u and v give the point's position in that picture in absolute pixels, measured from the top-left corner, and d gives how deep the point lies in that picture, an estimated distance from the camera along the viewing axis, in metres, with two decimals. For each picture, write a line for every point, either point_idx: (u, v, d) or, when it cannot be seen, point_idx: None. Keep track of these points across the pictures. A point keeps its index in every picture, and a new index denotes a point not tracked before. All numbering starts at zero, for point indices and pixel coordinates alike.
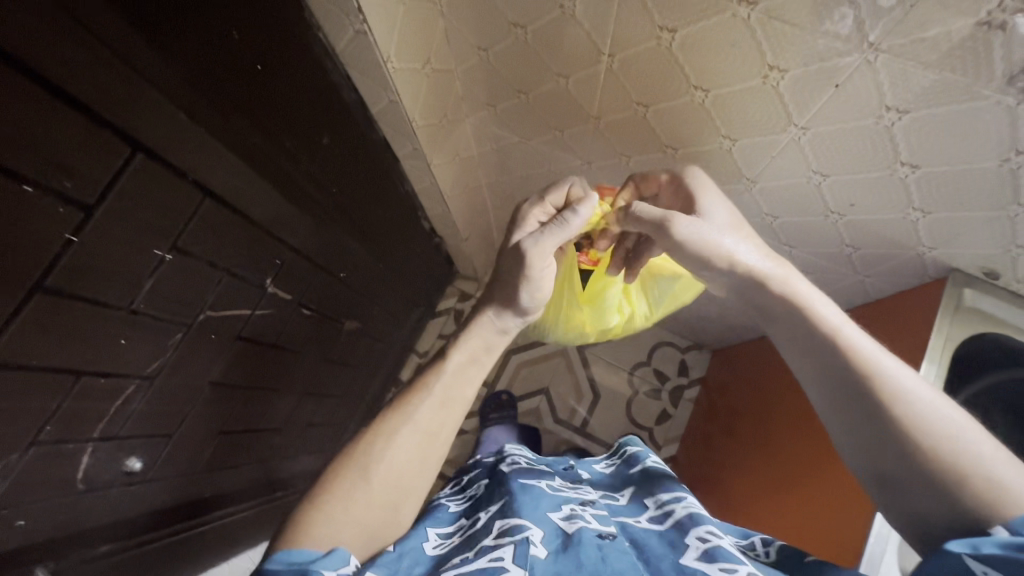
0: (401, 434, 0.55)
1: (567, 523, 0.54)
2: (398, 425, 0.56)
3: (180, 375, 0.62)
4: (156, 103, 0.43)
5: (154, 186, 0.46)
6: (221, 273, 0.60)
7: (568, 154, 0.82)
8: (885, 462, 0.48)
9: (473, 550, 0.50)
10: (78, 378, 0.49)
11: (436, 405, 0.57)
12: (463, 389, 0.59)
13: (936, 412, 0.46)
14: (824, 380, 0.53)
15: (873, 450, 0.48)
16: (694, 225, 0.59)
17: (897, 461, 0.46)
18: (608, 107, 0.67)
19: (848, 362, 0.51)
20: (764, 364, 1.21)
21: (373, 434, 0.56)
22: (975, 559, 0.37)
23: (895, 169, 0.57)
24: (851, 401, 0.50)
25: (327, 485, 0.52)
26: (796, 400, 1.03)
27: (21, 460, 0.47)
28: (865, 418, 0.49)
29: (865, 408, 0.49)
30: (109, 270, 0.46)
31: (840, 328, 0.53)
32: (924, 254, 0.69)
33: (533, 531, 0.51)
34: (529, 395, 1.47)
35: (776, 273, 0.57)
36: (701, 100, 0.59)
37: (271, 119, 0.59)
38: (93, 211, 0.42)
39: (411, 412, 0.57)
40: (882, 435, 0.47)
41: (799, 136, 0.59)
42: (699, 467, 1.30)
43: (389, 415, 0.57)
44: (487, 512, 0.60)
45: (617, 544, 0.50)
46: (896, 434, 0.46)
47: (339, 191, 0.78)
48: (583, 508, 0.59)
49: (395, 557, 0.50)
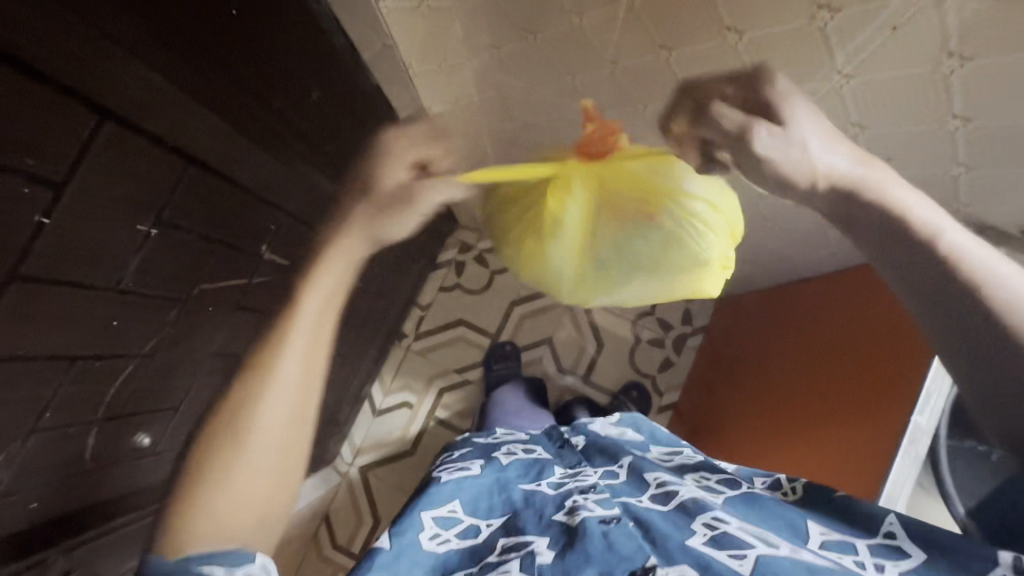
0: (265, 397, 0.53)
1: (571, 518, 0.55)
2: (280, 359, 0.53)
3: (181, 348, 0.59)
4: (122, 64, 0.38)
5: (133, 156, 0.42)
6: (214, 245, 0.56)
7: (576, 100, 0.75)
8: (969, 354, 0.45)
9: (478, 567, 0.52)
10: (72, 363, 0.46)
11: (312, 324, 0.54)
12: (323, 336, 0.56)
13: (997, 282, 0.44)
14: (896, 273, 0.47)
15: (963, 341, 0.45)
16: (775, 139, 0.46)
17: (982, 346, 0.44)
18: (627, 48, 0.61)
19: (932, 252, 0.45)
20: (755, 322, 1.23)
21: (240, 395, 0.53)
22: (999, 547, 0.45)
23: (946, 122, 0.52)
24: (947, 296, 0.45)
25: (237, 432, 0.52)
26: (820, 332, 1.02)
27: (22, 450, 0.46)
28: (954, 315, 0.45)
29: (979, 323, 0.44)
30: (90, 252, 0.42)
31: (937, 230, 0.46)
32: (960, 211, 0.65)
33: (538, 541, 0.53)
34: (532, 345, 1.46)
35: (879, 179, 0.46)
36: (735, 43, 0.53)
37: (254, 73, 0.53)
38: (64, 189, 0.38)
39: (302, 339, 0.54)
40: (967, 321, 0.44)
41: (841, 85, 0.53)
42: (703, 406, 1.32)
43: (276, 351, 0.53)
44: (487, 518, 0.60)
45: (621, 527, 0.52)
46: (988, 316, 0.43)
47: (333, 147, 0.72)
48: (585, 496, 0.59)
49: (391, 558, 0.53)
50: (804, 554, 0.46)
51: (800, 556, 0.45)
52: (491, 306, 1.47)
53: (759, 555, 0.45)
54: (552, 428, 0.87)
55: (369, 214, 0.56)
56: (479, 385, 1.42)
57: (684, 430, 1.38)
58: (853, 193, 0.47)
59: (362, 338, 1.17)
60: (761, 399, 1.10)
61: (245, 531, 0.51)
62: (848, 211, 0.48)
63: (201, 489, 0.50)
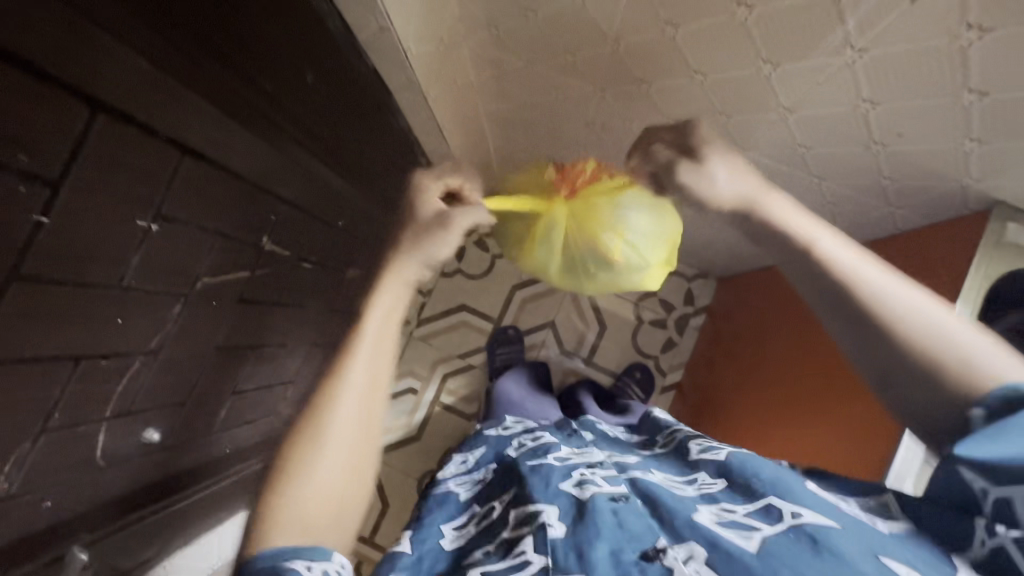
0: (342, 392, 0.52)
1: (580, 490, 0.55)
2: (354, 355, 0.53)
3: (186, 343, 0.59)
4: (115, 53, 0.37)
5: (127, 147, 0.41)
6: (213, 237, 0.55)
7: (577, 80, 0.73)
8: (864, 358, 0.48)
9: (493, 545, 0.51)
10: (78, 361, 0.46)
11: (382, 316, 0.55)
12: (390, 331, 0.55)
13: (882, 291, 0.46)
14: (798, 283, 0.51)
15: (855, 346, 0.48)
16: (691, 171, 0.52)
17: (862, 348, 0.48)
18: (631, 26, 0.59)
19: (822, 264, 0.49)
20: (748, 309, 1.26)
21: (317, 396, 0.53)
22: (967, 466, 0.40)
23: (960, 96, 0.51)
24: (831, 304, 0.49)
25: (316, 427, 0.51)
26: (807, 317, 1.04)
27: (34, 450, 0.45)
28: (842, 320, 0.48)
29: (863, 327, 0.47)
30: (88, 249, 0.41)
31: (814, 237, 0.50)
32: (969, 185, 0.64)
33: (548, 511, 0.52)
34: (533, 329, 1.46)
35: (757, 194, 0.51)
36: (743, 18, 0.52)
37: (249, 59, 0.51)
38: (60, 186, 0.37)
39: (368, 332, 0.54)
40: (850, 327, 0.48)
41: (853, 60, 0.52)
42: (704, 386, 1.33)
43: (349, 348, 0.53)
44: (500, 498, 0.61)
45: (631, 506, 0.51)
46: (867, 322, 0.47)
47: (329, 133, 0.70)
48: (593, 472, 0.59)
49: (414, 560, 0.52)
50: (808, 515, 0.44)
51: (805, 521, 0.43)
52: (492, 290, 1.46)
53: (767, 533, 0.44)
54: (562, 419, 0.86)
55: (410, 238, 0.56)
56: (482, 369, 1.43)
57: (687, 409, 1.40)
58: (752, 209, 0.52)
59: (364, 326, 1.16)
60: (756, 384, 1.12)
61: (326, 527, 0.50)
62: (753, 228, 0.52)
63: (284, 484, 0.50)
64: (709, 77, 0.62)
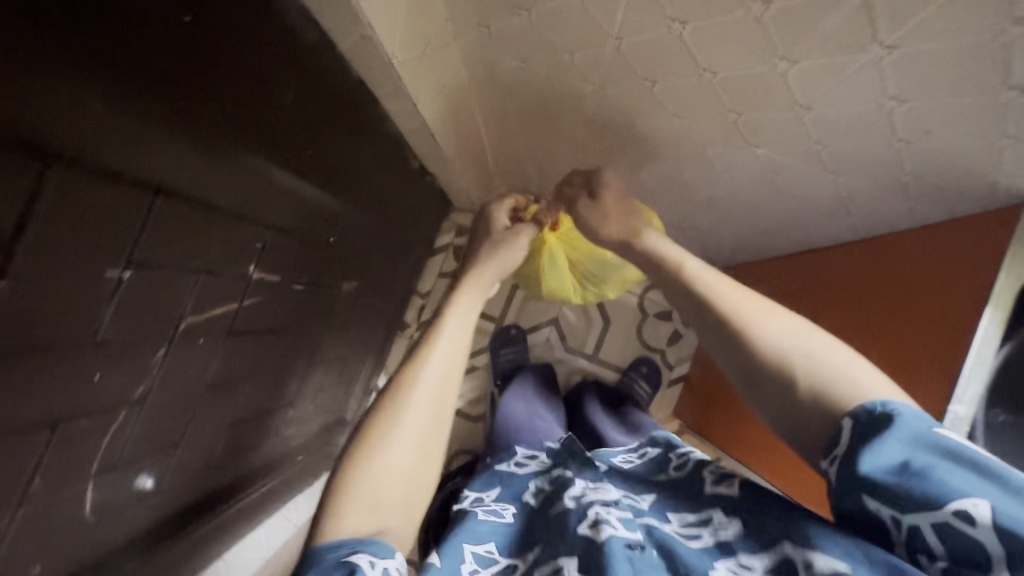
0: (418, 384, 0.62)
1: (595, 531, 0.53)
2: (430, 357, 0.65)
3: (174, 386, 0.55)
4: (61, 102, 0.33)
5: (88, 195, 0.37)
6: (195, 276, 0.52)
7: (575, 80, 0.69)
8: (740, 372, 0.55)
9: None
10: (55, 427, 0.42)
11: (459, 323, 0.70)
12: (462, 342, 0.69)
13: (753, 317, 0.56)
14: (692, 313, 0.63)
15: (734, 365, 0.56)
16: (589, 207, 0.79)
17: (737, 365, 0.56)
18: (635, 23, 0.54)
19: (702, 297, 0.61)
20: None
21: (392, 393, 0.62)
22: (871, 497, 0.42)
23: (998, 92, 0.47)
24: (713, 326, 0.59)
25: (393, 414, 0.60)
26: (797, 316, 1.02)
27: (14, 521, 0.42)
28: (721, 339, 0.58)
29: (734, 345, 0.56)
30: (52, 309, 0.38)
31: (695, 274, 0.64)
32: (999, 181, 0.61)
33: (568, 564, 0.51)
34: (536, 328, 1.44)
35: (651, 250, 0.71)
36: (758, 15, 0.47)
37: (222, 89, 0.46)
38: (14, 249, 0.33)
39: (441, 341, 0.67)
40: (728, 348, 0.57)
41: (880, 57, 0.47)
42: (712, 379, 1.30)
43: (427, 351, 0.66)
44: (525, 552, 0.57)
45: (646, 556, 0.50)
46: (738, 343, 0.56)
47: (315, 150, 0.65)
48: (608, 509, 0.56)
49: None
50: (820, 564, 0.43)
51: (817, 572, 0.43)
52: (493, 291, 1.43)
53: None
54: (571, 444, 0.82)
55: (489, 251, 0.83)
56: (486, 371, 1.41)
57: (694, 401, 1.37)
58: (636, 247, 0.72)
59: (363, 336, 1.13)
60: None
61: (392, 508, 0.55)
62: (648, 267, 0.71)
63: (360, 463, 0.56)
64: (720, 75, 0.58)
